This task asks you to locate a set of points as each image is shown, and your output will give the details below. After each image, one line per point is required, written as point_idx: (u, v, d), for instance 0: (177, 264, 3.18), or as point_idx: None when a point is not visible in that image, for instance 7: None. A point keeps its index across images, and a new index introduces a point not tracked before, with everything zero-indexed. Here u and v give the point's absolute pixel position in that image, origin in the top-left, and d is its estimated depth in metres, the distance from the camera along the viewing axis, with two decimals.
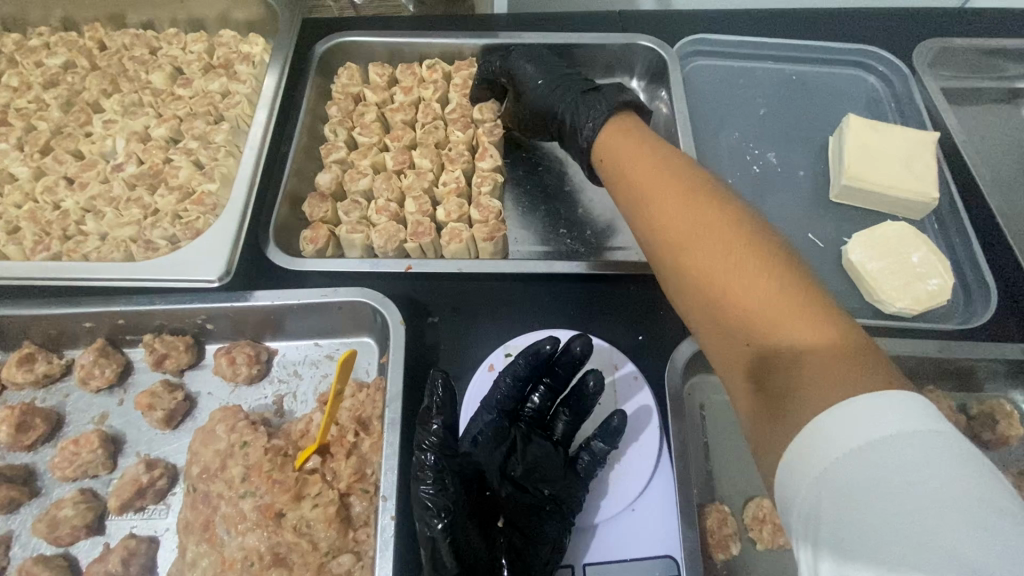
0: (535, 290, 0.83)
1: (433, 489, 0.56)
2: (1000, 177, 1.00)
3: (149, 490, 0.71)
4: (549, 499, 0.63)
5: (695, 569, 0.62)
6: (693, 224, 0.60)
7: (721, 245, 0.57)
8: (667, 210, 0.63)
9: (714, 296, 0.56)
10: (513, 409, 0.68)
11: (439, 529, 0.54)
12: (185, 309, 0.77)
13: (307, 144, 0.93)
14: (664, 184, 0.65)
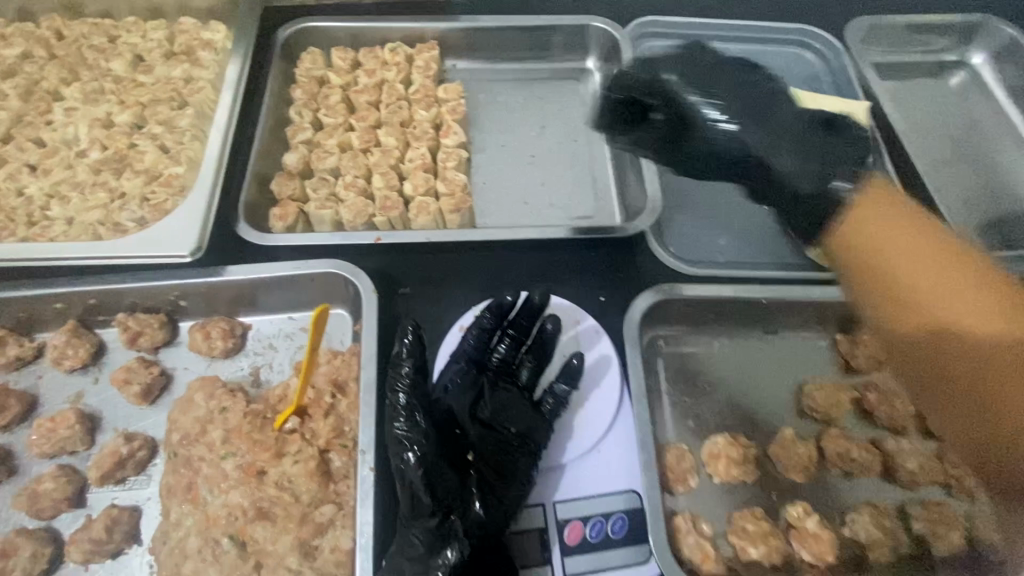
0: (501, 257, 0.87)
1: (405, 426, 0.64)
2: (924, 143, 1.09)
3: (130, 461, 0.72)
4: (516, 436, 0.67)
5: (655, 498, 0.68)
6: (951, 280, 0.59)
7: (992, 319, 0.58)
8: (906, 262, 0.60)
9: (947, 357, 0.60)
10: (479, 359, 0.72)
11: (411, 462, 0.62)
12: (158, 287, 0.79)
13: (273, 126, 0.95)
14: (898, 228, 0.62)
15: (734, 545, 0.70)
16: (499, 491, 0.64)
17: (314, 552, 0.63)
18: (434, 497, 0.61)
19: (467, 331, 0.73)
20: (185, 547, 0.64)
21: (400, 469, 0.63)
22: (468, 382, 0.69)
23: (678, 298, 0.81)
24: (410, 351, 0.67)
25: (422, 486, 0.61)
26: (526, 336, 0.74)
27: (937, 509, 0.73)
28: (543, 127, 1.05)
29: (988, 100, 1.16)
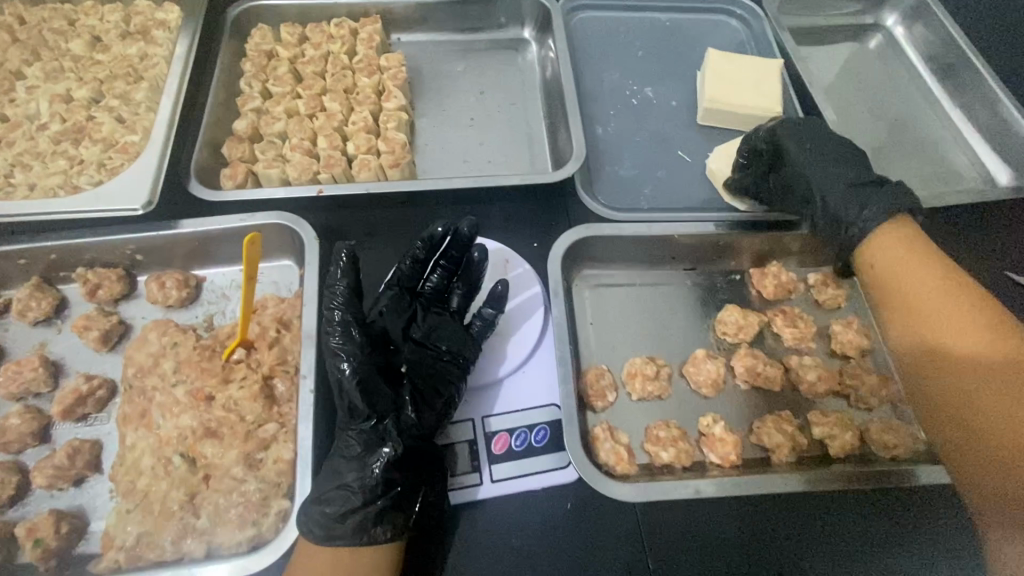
0: (440, 207, 0.93)
1: (341, 340, 0.71)
2: (838, 98, 1.17)
3: (90, 398, 0.78)
4: (446, 352, 0.76)
5: (571, 407, 0.74)
6: (946, 307, 0.66)
7: (951, 327, 0.65)
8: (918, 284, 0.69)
9: (949, 363, 0.64)
10: (412, 288, 0.80)
11: (348, 373, 0.69)
12: (114, 240, 0.85)
13: (224, 97, 1.01)
14: (918, 259, 0.70)
15: (648, 451, 0.77)
16: (430, 399, 0.72)
17: (259, 463, 0.69)
18: (370, 403, 0.69)
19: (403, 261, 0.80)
20: (139, 466, 0.69)
21: (337, 379, 0.70)
22: (404, 306, 0.79)
23: (601, 237, 0.88)
24: (346, 272, 0.73)
25: (356, 393, 0.68)
26: (457, 267, 0.81)
27: (833, 415, 0.81)
28: (482, 92, 1.12)
29: (902, 59, 1.24)
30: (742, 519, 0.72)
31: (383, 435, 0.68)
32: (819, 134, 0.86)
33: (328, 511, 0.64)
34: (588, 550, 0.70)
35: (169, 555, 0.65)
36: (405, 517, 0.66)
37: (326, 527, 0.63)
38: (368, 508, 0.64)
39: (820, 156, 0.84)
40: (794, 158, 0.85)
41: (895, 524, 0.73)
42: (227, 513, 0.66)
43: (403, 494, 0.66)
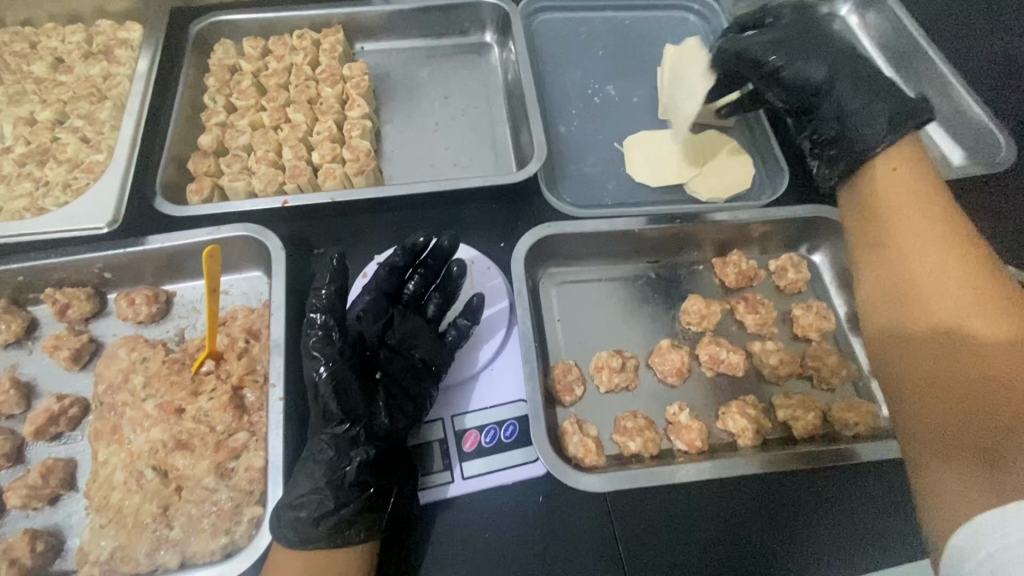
0: (407, 213, 0.95)
1: (320, 341, 0.69)
2: None
3: (63, 417, 0.78)
4: (420, 361, 0.77)
5: (536, 403, 0.77)
6: (915, 241, 0.64)
7: (935, 258, 0.62)
8: (897, 221, 0.67)
9: (920, 303, 0.62)
10: (390, 293, 0.80)
11: (325, 378, 0.68)
12: (80, 260, 0.85)
13: (189, 113, 1.02)
14: (915, 196, 0.67)
15: (617, 442, 0.79)
16: (404, 405, 0.73)
17: (230, 472, 0.71)
18: (343, 410, 0.69)
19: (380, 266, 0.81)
20: (112, 481, 0.70)
21: (313, 384, 0.69)
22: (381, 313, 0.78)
23: (563, 235, 0.90)
24: (334, 273, 0.71)
25: (332, 402, 0.68)
26: (435, 276, 0.83)
27: (796, 397, 0.83)
28: (446, 97, 1.13)
29: (858, 48, 1.26)
30: (709, 502, 0.74)
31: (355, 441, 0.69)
32: (810, 32, 0.83)
33: (301, 515, 0.64)
34: (560, 541, 0.72)
35: (144, 567, 0.65)
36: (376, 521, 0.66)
37: (300, 531, 0.64)
38: (339, 513, 0.65)
39: (820, 53, 0.81)
40: (801, 37, 0.82)
41: (858, 499, 0.75)
42: (200, 523, 0.67)
43: (374, 498, 0.67)
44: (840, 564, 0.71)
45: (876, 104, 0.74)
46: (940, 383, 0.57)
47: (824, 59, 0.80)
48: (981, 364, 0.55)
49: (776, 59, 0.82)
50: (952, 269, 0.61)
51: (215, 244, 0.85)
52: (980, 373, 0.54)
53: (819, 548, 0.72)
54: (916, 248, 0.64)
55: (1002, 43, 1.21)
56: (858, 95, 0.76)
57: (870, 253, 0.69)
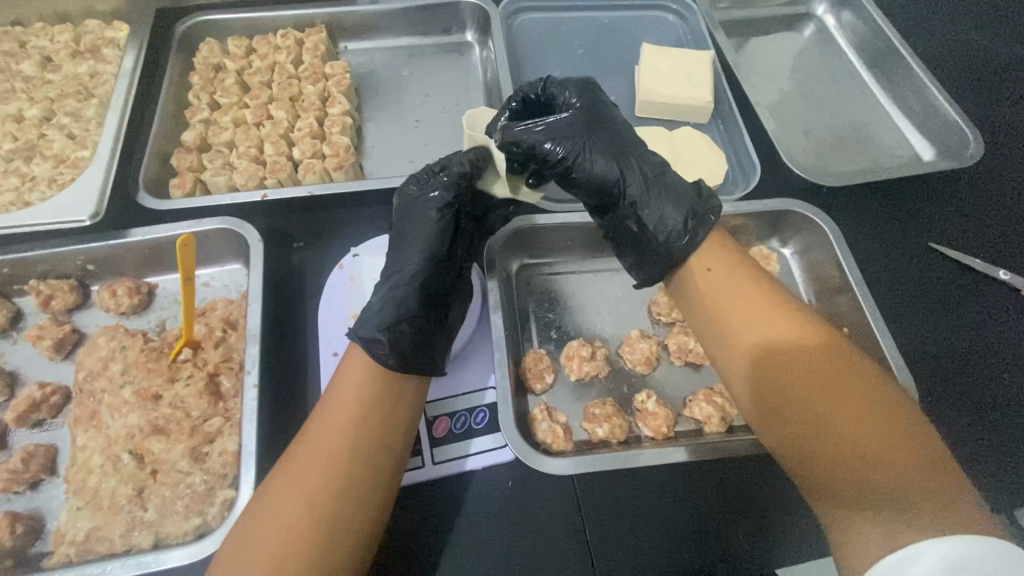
0: (384, 207, 0.97)
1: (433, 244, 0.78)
2: (772, 87, 1.21)
3: (44, 405, 0.80)
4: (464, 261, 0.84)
5: (506, 390, 0.79)
6: (766, 326, 0.70)
7: (788, 339, 0.69)
8: (738, 301, 0.73)
9: (771, 383, 0.67)
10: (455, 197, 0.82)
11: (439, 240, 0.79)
12: (63, 252, 0.87)
13: (173, 110, 1.05)
14: (746, 286, 0.73)
15: (586, 428, 0.81)
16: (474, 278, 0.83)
17: (205, 456, 0.73)
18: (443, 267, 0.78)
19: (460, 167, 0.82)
20: (90, 465, 0.72)
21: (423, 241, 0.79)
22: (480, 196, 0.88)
23: (535, 229, 0.92)
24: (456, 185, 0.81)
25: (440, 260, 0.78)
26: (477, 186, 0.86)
27: None
28: (427, 95, 1.15)
29: (834, 47, 1.29)
30: (675, 486, 0.76)
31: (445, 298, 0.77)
32: (593, 120, 0.82)
33: (401, 346, 0.71)
34: (528, 523, 0.73)
35: (118, 547, 0.67)
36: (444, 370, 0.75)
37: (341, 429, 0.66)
38: (427, 353, 0.73)
39: (597, 150, 0.80)
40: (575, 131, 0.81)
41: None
42: (174, 504, 0.69)
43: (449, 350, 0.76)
44: (801, 545, 0.73)
45: (668, 202, 0.77)
46: (809, 455, 0.64)
47: (590, 156, 0.80)
48: (832, 436, 0.62)
49: (558, 154, 0.80)
50: (793, 341, 0.68)
51: (195, 236, 0.87)
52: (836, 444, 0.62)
53: (781, 531, 0.74)
54: (761, 329, 0.70)
55: (974, 42, 1.23)
56: (657, 193, 0.78)
57: (714, 339, 0.74)
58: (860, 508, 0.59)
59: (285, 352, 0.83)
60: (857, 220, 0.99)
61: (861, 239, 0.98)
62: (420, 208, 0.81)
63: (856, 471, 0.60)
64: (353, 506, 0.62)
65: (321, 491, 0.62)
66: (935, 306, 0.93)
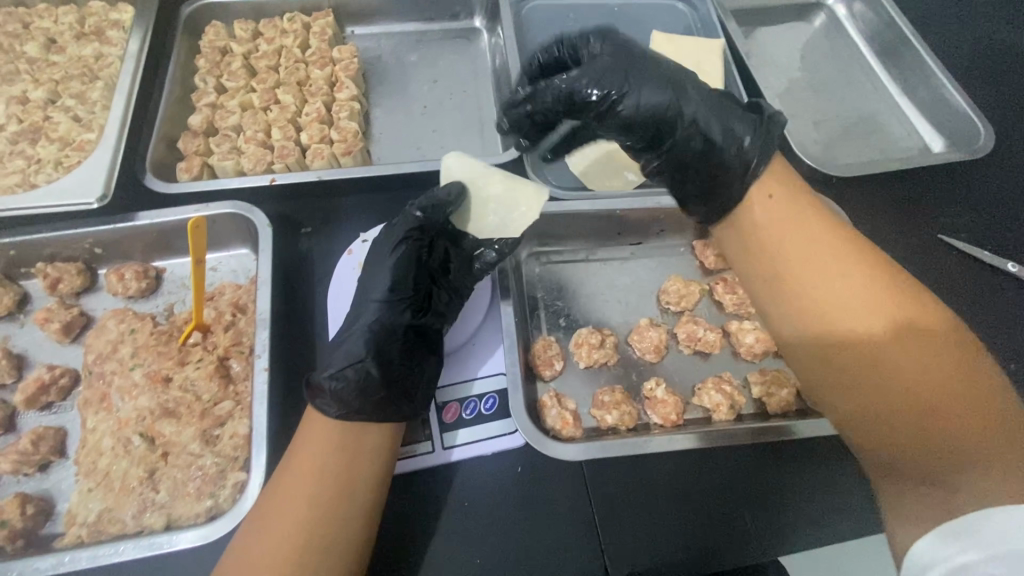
0: (393, 193, 0.97)
1: (383, 312, 0.73)
2: (782, 77, 1.21)
3: (53, 387, 0.80)
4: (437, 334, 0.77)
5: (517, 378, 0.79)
6: (824, 276, 0.66)
7: (849, 285, 0.65)
8: (794, 250, 0.69)
9: (831, 330, 0.65)
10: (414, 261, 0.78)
11: (387, 279, 0.75)
12: (71, 235, 0.86)
13: (180, 94, 1.04)
14: (809, 232, 0.69)
15: (595, 415, 0.81)
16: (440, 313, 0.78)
17: (215, 439, 0.73)
18: (397, 306, 0.74)
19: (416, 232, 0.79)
20: (100, 447, 0.72)
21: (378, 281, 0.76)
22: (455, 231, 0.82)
23: (545, 215, 0.92)
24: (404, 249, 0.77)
25: (389, 300, 0.74)
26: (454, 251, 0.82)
27: (770, 373, 0.85)
28: (435, 81, 1.14)
29: (844, 38, 1.28)
30: (683, 474, 0.77)
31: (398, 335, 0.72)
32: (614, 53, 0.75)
33: (341, 386, 0.66)
34: (536, 508, 0.74)
35: (130, 528, 0.68)
36: (396, 412, 0.69)
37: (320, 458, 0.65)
38: (372, 394, 0.67)
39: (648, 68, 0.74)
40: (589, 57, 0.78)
41: (830, 472, 0.77)
42: (185, 486, 0.70)
43: (405, 388, 0.70)
44: (808, 531, 0.74)
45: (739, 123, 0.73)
46: (876, 407, 0.61)
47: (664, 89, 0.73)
48: (898, 386, 0.60)
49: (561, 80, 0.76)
50: (854, 289, 0.64)
51: (204, 220, 0.86)
52: (902, 389, 0.60)
53: (788, 519, 0.74)
54: (823, 276, 0.67)
55: (985, 33, 1.22)
56: (728, 115, 0.73)
57: (770, 289, 0.72)
58: (916, 458, 0.57)
59: (295, 339, 0.84)
60: (867, 212, 0.99)
61: (871, 230, 0.98)
62: (382, 250, 0.80)
63: (917, 423, 0.58)
64: (323, 555, 0.61)
65: (287, 547, 0.60)
66: (945, 297, 0.92)
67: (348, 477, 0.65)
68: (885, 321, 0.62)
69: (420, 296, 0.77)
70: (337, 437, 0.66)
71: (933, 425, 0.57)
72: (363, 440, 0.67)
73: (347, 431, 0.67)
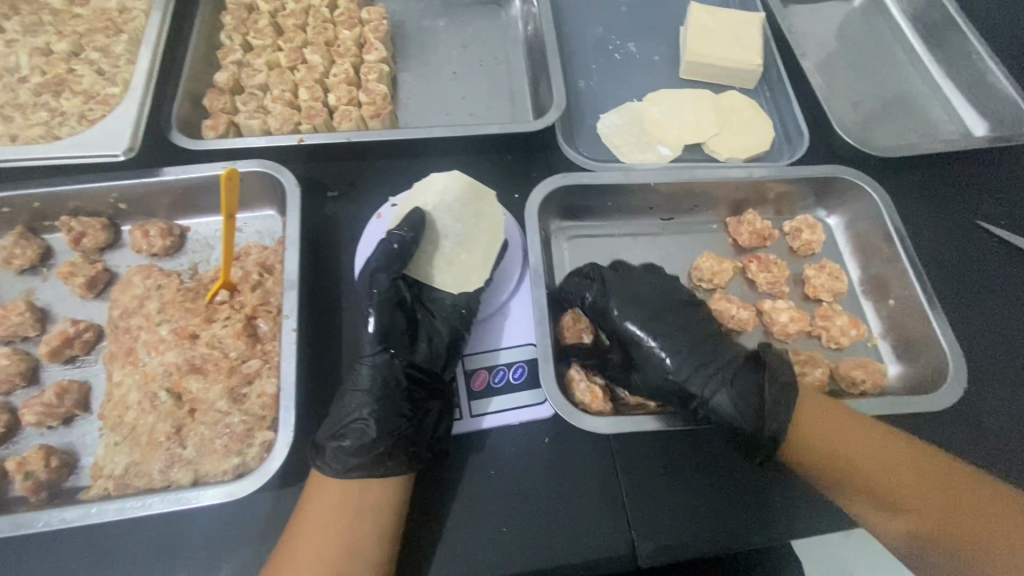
0: (422, 156, 0.95)
1: (369, 367, 0.70)
2: (821, 55, 1.17)
3: (77, 341, 0.79)
4: (434, 376, 0.73)
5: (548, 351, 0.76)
6: (864, 454, 0.70)
7: (884, 459, 0.69)
8: (849, 434, 0.71)
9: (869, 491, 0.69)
10: (392, 308, 0.73)
11: (372, 329, 0.71)
12: (97, 188, 0.85)
13: (205, 50, 1.01)
14: (850, 431, 0.71)
15: (625, 390, 0.80)
16: (438, 345, 0.74)
17: (243, 397, 0.72)
18: (387, 352, 0.71)
19: (388, 280, 0.73)
20: (126, 401, 0.72)
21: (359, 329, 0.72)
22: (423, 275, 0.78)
23: (579, 185, 0.88)
24: (378, 301, 0.72)
25: (379, 350, 0.71)
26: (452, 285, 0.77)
27: (805, 353, 0.85)
28: (464, 47, 1.11)
29: (885, 16, 1.24)
30: (716, 455, 0.76)
31: (391, 384, 0.70)
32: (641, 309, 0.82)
33: (343, 445, 0.66)
34: (564, 480, 0.73)
35: (157, 483, 0.67)
36: (400, 460, 0.67)
37: (345, 465, 0.66)
38: (372, 452, 0.66)
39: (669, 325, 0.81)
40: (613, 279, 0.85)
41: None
42: (213, 443, 0.69)
43: (408, 437, 0.68)
44: (835, 511, 0.74)
45: (739, 397, 0.74)
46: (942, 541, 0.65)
47: (662, 333, 0.80)
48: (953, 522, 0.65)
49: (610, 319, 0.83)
50: (880, 457, 0.69)
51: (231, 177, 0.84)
52: (949, 516, 0.65)
53: (816, 503, 0.74)
54: (863, 455, 0.69)
55: None
56: (743, 383, 0.76)
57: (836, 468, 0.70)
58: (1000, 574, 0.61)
59: (322, 304, 0.83)
60: (906, 196, 0.97)
61: (908, 214, 0.96)
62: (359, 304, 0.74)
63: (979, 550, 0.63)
64: None
65: None
66: (982, 283, 0.91)
67: (347, 535, 0.63)
68: (915, 474, 0.68)
69: (405, 340, 0.73)
70: (344, 492, 0.65)
71: (984, 528, 0.64)
72: (368, 491, 0.66)
73: (353, 489, 0.65)
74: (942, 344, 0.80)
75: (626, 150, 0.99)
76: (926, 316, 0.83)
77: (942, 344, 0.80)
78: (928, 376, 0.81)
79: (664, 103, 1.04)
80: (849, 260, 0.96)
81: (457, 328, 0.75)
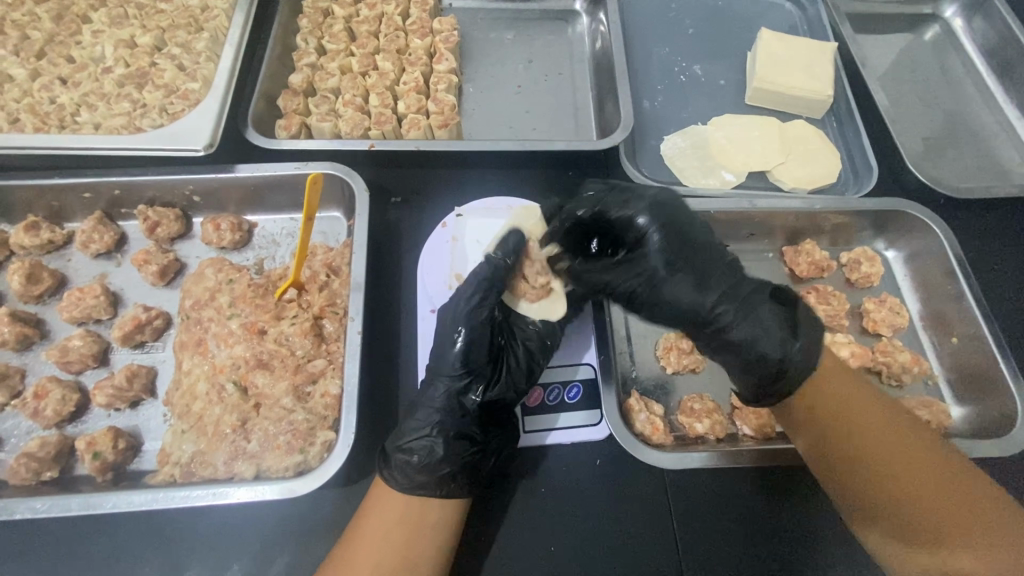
0: (487, 167, 0.95)
1: (448, 392, 0.70)
2: (892, 89, 1.15)
3: (148, 327, 0.82)
4: (510, 409, 0.71)
5: (608, 380, 0.78)
6: (854, 412, 0.67)
7: (869, 416, 0.66)
8: (834, 401, 0.68)
9: (851, 445, 0.66)
10: (480, 333, 0.70)
11: (459, 348, 0.70)
12: (175, 180, 0.87)
13: (281, 52, 1.04)
14: (843, 391, 0.68)
15: (683, 422, 0.79)
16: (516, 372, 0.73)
17: (306, 396, 0.74)
18: (467, 380, 0.70)
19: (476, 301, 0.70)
20: (195, 391, 0.74)
21: (448, 342, 0.70)
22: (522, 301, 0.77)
23: None
24: (470, 325, 0.70)
25: (460, 376, 0.70)
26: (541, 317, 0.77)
27: None
28: (531, 61, 1.12)
29: (959, 52, 1.21)
30: (768, 487, 0.74)
31: (466, 408, 0.69)
32: (676, 234, 0.71)
33: (411, 461, 0.67)
34: (614, 506, 0.73)
35: (221, 474, 0.69)
36: (461, 485, 0.67)
37: (409, 477, 0.66)
38: (437, 472, 0.66)
39: (707, 267, 0.71)
40: (682, 216, 0.73)
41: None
42: (276, 439, 0.71)
43: (472, 461, 0.68)
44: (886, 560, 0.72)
45: (767, 325, 0.70)
46: (882, 494, 0.63)
47: (674, 236, 0.71)
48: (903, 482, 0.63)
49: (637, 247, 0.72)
50: (870, 419, 0.66)
51: (304, 178, 0.86)
52: (906, 481, 0.63)
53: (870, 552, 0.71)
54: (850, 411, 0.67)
55: None
56: (765, 311, 0.71)
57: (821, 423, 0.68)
58: (926, 527, 0.61)
59: (382, 310, 0.84)
60: (977, 239, 0.94)
61: (978, 256, 0.93)
62: (452, 317, 0.71)
63: (912, 506, 0.62)
64: None
65: None
66: None
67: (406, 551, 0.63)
68: (893, 438, 0.65)
69: (482, 368, 0.71)
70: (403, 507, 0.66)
71: (926, 496, 0.62)
72: (428, 511, 0.66)
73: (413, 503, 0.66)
74: (1011, 384, 0.78)
75: (688, 172, 0.98)
76: (991, 353, 0.81)
77: (1011, 386, 0.78)
78: (996, 418, 0.79)
79: (729, 129, 1.03)
80: (908, 297, 0.93)
81: (535, 359, 0.74)
